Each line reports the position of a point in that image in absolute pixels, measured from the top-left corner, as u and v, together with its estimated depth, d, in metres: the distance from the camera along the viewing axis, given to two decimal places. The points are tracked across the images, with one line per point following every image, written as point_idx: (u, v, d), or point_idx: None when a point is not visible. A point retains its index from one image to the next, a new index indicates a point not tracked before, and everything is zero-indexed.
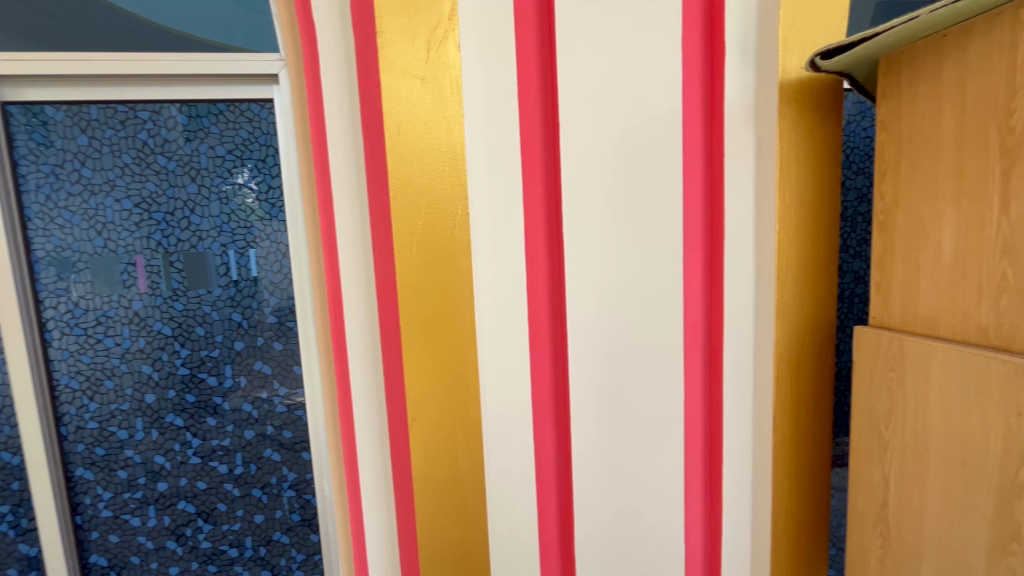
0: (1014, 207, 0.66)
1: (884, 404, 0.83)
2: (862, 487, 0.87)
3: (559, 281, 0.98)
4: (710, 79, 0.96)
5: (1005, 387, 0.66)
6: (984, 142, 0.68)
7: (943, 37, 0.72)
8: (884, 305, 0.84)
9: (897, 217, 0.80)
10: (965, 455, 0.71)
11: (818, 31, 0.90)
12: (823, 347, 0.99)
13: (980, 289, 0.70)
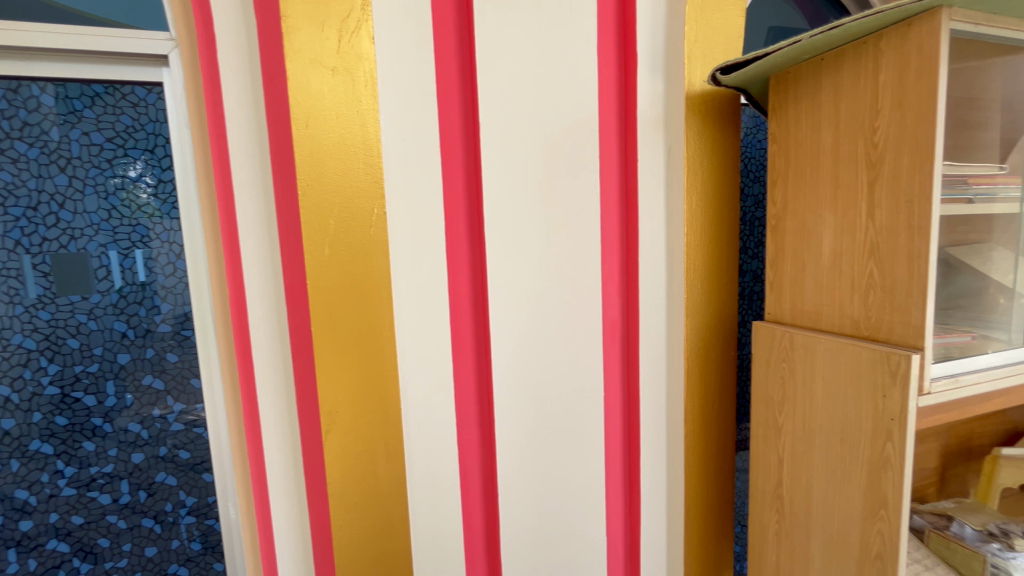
0: (878, 213, 0.74)
1: (778, 392, 0.91)
2: (761, 467, 0.97)
3: (480, 282, 0.97)
4: (623, 87, 1.00)
5: (871, 373, 0.74)
6: (854, 155, 0.77)
7: (821, 60, 0.81)
8: (777, 301, 0.93)
9: (786, 221, 0.89)
10: (843, 435, 0.80)
11: (717, 48, 0.97)
12: (726, 341, 1.07)
13: (852, 286, 0.79)
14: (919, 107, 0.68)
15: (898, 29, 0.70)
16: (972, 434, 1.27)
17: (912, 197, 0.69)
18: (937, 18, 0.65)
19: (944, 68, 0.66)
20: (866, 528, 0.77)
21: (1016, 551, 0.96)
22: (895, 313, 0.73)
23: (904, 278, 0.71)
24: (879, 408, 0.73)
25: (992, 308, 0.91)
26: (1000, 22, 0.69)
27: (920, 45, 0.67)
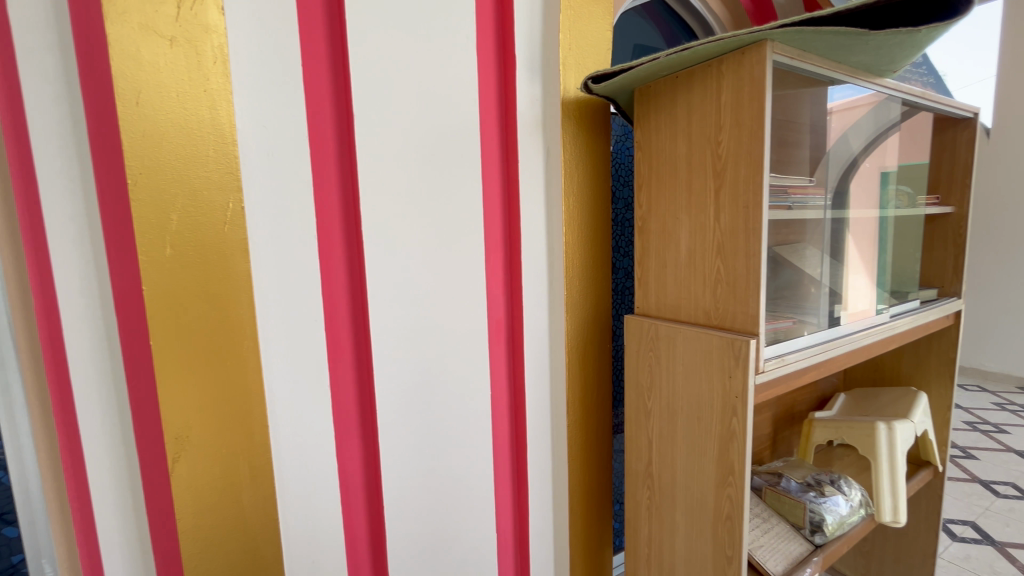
0: (723, 216, 0.84)
1: (647, 378, 0.99)
2: (634, 449, 1.05)
3: (359, 283, 0.90)
4: (504, 90, 1.03)
5: (720, 358, 0.84)
6: (703, 165, 0.86)
7: (675, 78, 0.90)
8: (644, 296, 1.02)
9: (651, 223, 0.98)
10: (699, 413, 0.89)
11: (589, 59, 1.06)
12: (603, 333, 1.16)
13: (704, 281, 0.89)
14: (752, 125, 0.78)
15: (735, 56, 0.80)
16: (794, 402, 1.53)
17: (748, 204, 0.80)
18: (763, 50, 0.75)
19: (770, 93, 0.77)
20: (719, 494, 0.88)
21: (827, 496, 1.17)
22: (737, 305, 0.83)
23: (743, 273, 0.82)
24: (727, 388, 0.84)
25: (804, 296, 1.11)
26: (809, 57, 0.82)
27: (751, 72, 0.77)
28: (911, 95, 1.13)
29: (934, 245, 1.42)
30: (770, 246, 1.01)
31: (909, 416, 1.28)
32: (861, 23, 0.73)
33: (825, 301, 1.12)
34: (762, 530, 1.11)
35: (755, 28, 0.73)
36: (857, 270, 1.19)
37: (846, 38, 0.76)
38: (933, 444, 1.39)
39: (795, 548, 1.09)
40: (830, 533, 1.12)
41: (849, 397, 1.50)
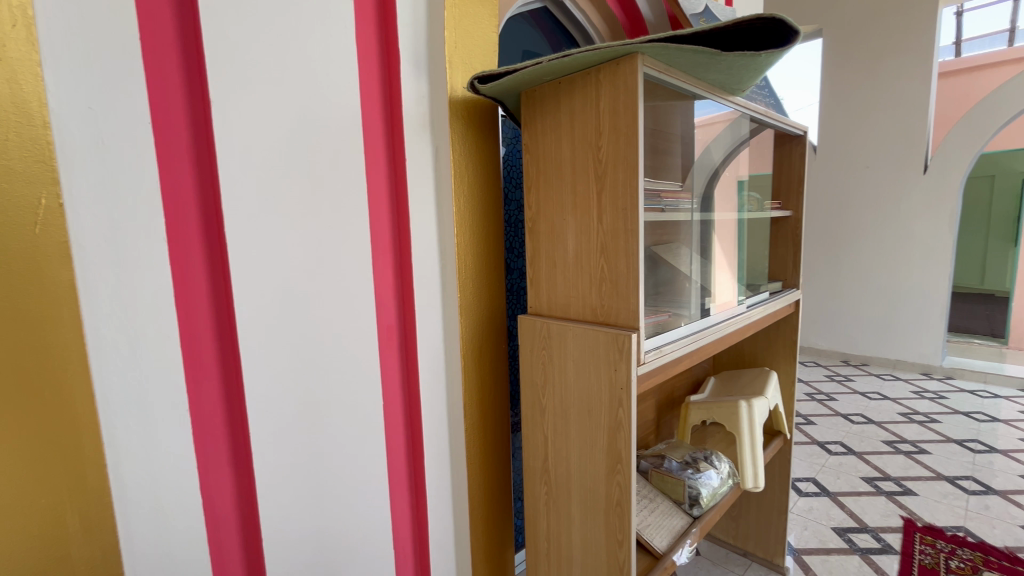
0: (605, 217, 0.88)
1: (540, 377, 1.02)
2: (531, 447, 1.07)
3: (223, 292, 0.80)
4: (389, 84, 0.98)
5: (606, 352, 0.88)
6: (586, 168, 0.90)
7: (558, 84, 0.93)
8: (537, 295, 1.04)
9: (540, 224, 1.00)
10: (589, 407, 0.93)
11: (476, 59, 1.06)
12: (498, 335, 1.17)
13: (590, 280, 0.92)
14: (627, 132, 0.83)
15: (610, 66, 0.84)
16: (673, 388, 1.67)
17: (626, 206, 0.85)
18: (635, 62, 0.81)
19: (641, 103, 0.83)
20: (609, 481, 0.92)
21: (702, 471, 1.30)
22: (620, 301, 0.88)
23: (624, 271, 0.87)
24: (613, 380, 0.88)
25: (680, 291, 1.21)
26: (674, 73, 0.90)
27: (625, 82, 0.82)
28: (756, 113, 1.30)
29: (779, 244, 1.64)
30: (647, 245, 1.09)
31: (763, 393, 1.46)
32: (715, 44, 0.82)
33: (695, 296, 1.24)
34: (648, 510, 1.19)
35: (627, 40, 0.78)
36: (719, 267, 1.34)
37: (704, 57, 0.84)
38: (782, 415, 1.60)
39: (677, 522, 1.19)
40: (705, 504, 1.24)
41: (717, 380, 1.68)
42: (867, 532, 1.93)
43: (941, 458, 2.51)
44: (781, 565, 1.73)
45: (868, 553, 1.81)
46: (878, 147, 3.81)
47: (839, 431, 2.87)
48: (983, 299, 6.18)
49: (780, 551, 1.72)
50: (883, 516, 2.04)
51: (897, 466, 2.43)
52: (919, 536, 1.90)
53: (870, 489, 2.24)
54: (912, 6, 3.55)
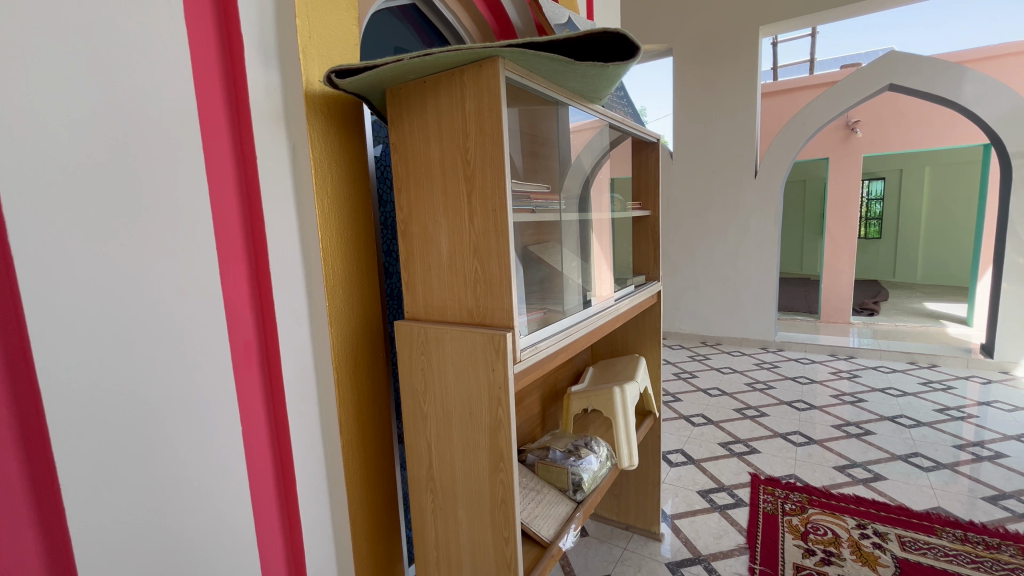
0: (476, 218, 0.88)
1: (421, 383, 0.99)
2: (415, 457, 1.04)
3: (10, 316, 0.65)
4: (232, 73, 0.88)
5: (483, 354, 0.88)
6: (455, 169, 0.89)
7: (424, 82, 0.91)
8: (413, 300, 1.01)
9: (412, 227, 0.98)
10: (470, 409, 0.93)
11: (334, 52, 1.00)
12: (375, 342, 1.12)
13: (465, 281, 0.92)
14: (493, 134, 0.84)
15: (473, 68, 0.84)
16: (556, 381, 1.75)
17: (495, 207, 0.85)
18: (496, 65, 0.82)
19: (505, 105, 0.84)
20: (493, 481, 0.93)
21: (582, 457, 1.37)
22: (495, 301, 0.89)
23: (497, 272, 0.88)
24: (492, 381, 0.89)
25: (568, 287, 1.31)
26: (535, 78, 0.93)
27: (488, 84, 0.83)
28: (614, 121, 1.41)
29: (640, 241, 1.79)
30: (525, 246, 1.13)
31: (634, 378, 1.59)
32: (569, 53, 0.86)
33: (573, 292, 1.32)
34: (535, 502, 1.23)
35: (487, 43, 0.78)
36: (597, 266, 1.47)
37: (560, 65, 0.88)
38: (651, 396, 1.76)
39: (562, 510, 1.24)
40: (587, 488, 1.31)
41: (595, 369, 1.79)
42: (724, 490, 2.21)
43: (777, 418, 2.97)
44: (657, 532, 1.90)
45: (725, 509, 2.07)
46: (720, 155, 4.39)
47: (700, 404, 3.25)
48: (802, 282, 7.46)
49: (656, 519, 1.89)
50: (735, 474, 2.35)
51: (745, 430, 2.82)
52: (762, 487, 2.22)
53: (725, 453, 2.57)
54: (740, 34, 4.14)
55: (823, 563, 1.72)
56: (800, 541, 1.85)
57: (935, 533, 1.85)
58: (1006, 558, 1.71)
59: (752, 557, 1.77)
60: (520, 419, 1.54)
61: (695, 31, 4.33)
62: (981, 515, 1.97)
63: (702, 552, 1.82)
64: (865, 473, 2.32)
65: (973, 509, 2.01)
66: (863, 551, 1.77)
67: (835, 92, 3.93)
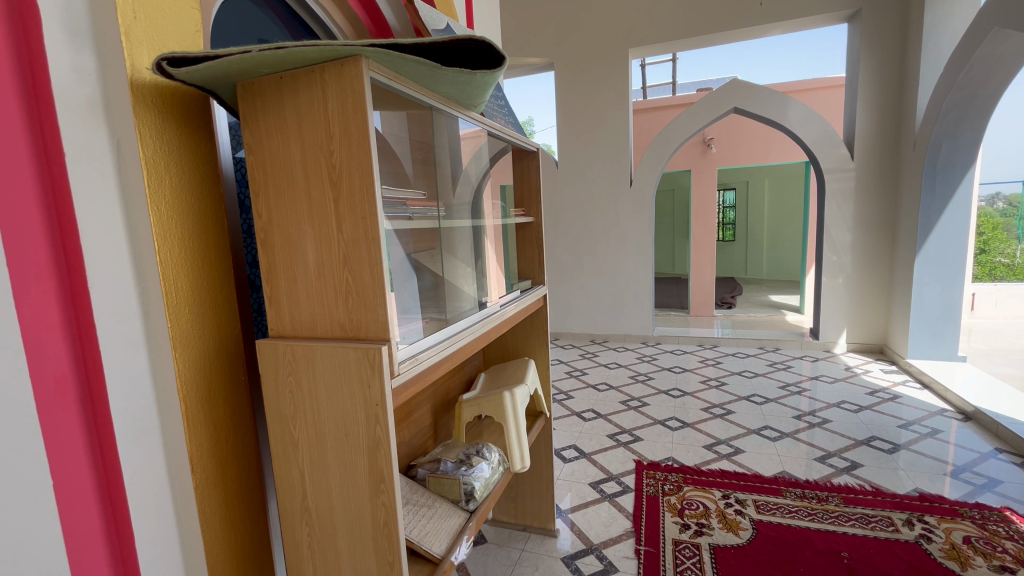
0: (344, 226, 0.83)
1: (290, 407, 0.91)
2: (286, 488, 0.95)
3: None
4: (25, 48, 0.72)
5: (357, 369, 0.83)
6: (320, 175, 0.83)
7: (280, 79, 0.83)
8: (277, 316, 0.92)
9: (273, 235, 0.89)
10: (346, 430, 0.87)
11: (166, 36, 0.87)
12: (233, 364, 1.00)
13: (335, 294, 0.86)
14: (359, 137, 0.79)
15: (334, 65, 0.79)
16: (447, 390, 1.72)
17: (365, 214, 0.81)
18: (360, 65, 0.77)
19: (371, 107, 0.80)
20: (374, 504, 0.87)
21: (474, 466, 1.37)
22: (368, 314, 0.84)
23: (369, 282, 0.83)
24: (368, 398, 0.84)
25: (463, 290, 1.34)
26: (404, 81, 0.90)
27: (351, 84, 0.78)
28: (495, 130, 1.43)
29: (525, 246, 1.83)
30: (406, 253, 1.08)
31: (524, 381, 1.62)
32: (435, 58, 0.85)
33: (458, 299, 1.31)
34: (425, 518, 1.18)
35: (347, 41, 0.74)
36: (492, 266, 1.54)
37: (428, 69, 0.87)
38: (541, 397, 1.81)
39: (454, 522, 1.21)
40: (480, 496, 1.31)
41: (486, 376, 1.79)
42: (612, 479, 2.36)
43: (656, 407, 3.25)
44: (553, 529, 1.95)
45: (613, 497, 2.20)
46: (599, 165, 4.70)
47: (590, 400, 3.43)
48: (674, 280, 8.30)
49: (551, 516, 1.95)
50: (622, 463, 2.51)
51: (629, 420, 3.04)
52: (645, 472, 2.40)
53: (613, 444, 2.74)
54: (612, 55, 4.48)
55: (696, 535, 1.90)
56: (677, 517, 2.02)
57: (782, 495, 2.15)
58: (833, 507, 2.04)
59: (637, 539, 1.90)
60: (409, 434, 1.49)
61: (573, 49, 4.60)
62: (815, 473, 2.33)
63: (593, 542, 1.91)
64: (728, 448, 2.61)
65: (809, 469, 2.37)
66: (729, 519, 1.99)
67: (693, 112, 4.42)
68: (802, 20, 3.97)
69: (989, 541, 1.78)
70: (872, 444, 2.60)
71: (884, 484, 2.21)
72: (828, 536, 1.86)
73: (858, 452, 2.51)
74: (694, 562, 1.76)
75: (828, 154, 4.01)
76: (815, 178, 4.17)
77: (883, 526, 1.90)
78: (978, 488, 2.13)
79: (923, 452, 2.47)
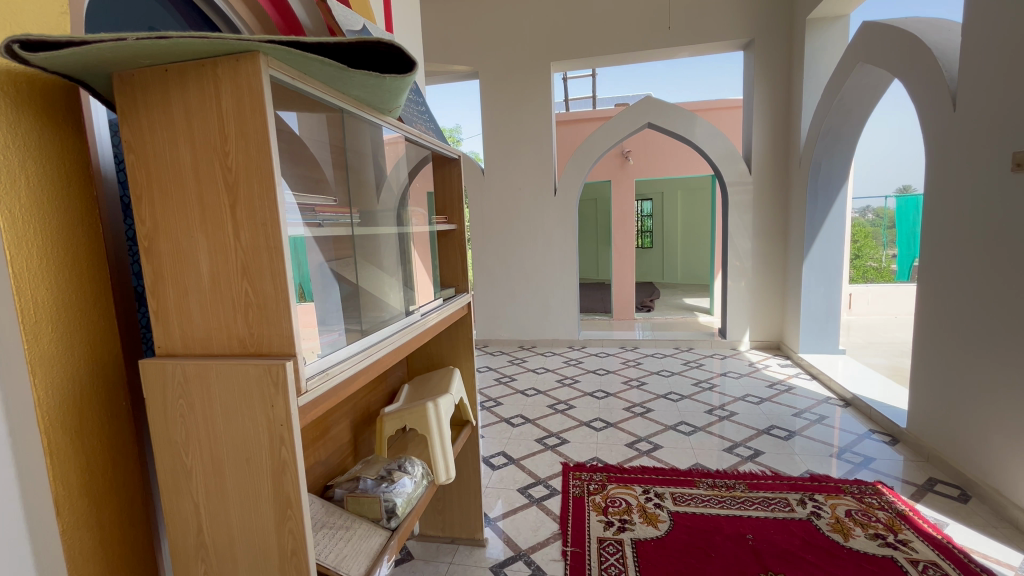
0: (242, 233, 0.76)
1: (181, 433, 0.83)
2: (177, 524, 0.85)
3: None
4: None
5: (259, 388, 0.77)
6: (213, 177, 0.77)
7: (165, 72, 0.76)
8: (166, 333, 0.83)
9: (159, 243, 0.80)
10: (246, 454, 0.80)
11: (22, 16, 0.77)
12: (111, 389, 0.89)
13: (232, 306, 0.79)
14: (257, 138, 0.74)
15: (228, 61, 0.73)
16: (368, 404, 1.65)
17: (266, 221, 0.75)
18: (256, 61, 0.72)
19: (271, 107, 0.75)
20: (281, 532, 0.81)
21: (395, 482, 1.33)
22: (270, 327, 0.78)
23: (272, 294, 0.77)
24: (271, 419, 0.78)
25: (389, 299, 1.33)
26: (310, 82, 0.86)
27: (248, 81, 0.73)
28: (415, 137, 1.40)
29: (448, 254, 1.81)
30: (325, 260, 1.10)
31: (449, 391, 1.59)
32: (342, 59, 0.82)
33: (379, 308, 1.27)
34: (342, 540, 1.12)
35: (240, 35, 0.69)
36: (418, 273, 1.51)
37: (335, 69, 0.83)
38: (467, 406, 1.79)
39: (375, 541, 1.15)
40: (402, 513, 1.26)
41: (411, 387, 1.75)
42: (540, 484, 2.38)
43: (581, 409, 3.35)
44: (482, 539, 1.94)
45: (541, 501, 2.23)
46: (524, 173, 4.79)
47: (519, 405, 3.46)
48: (599, 285, 8.64)
49: (479, 526, 1.93)
50: (549, 466, 2.56)
51: (556, 424, 3.09)
52: (572, 473, 2.46)
53: (540, 448, 2.77)
54: (535, 66, 4.59)
55: (619, 531, 1.97)
56: (601, 516, 2.09)
57: (696, 485, 2.29)
58: (740, 494, 2.21)
59: (564, 541, 1.94)
60: (327, 452, 1.41)
61: (497, 58, 4.66)
62: (724, 463, 2.51)
63: (522, 548, 1.92)
64: (648, 445, 2.75)
65: (718, 459, 2.55)
66: (649, 513, 2.09)
67: (611, 126, 4.65)
68: (706, 46, 4.33)
69: (865, 513, 2.02)
70: (772, 432, 2.85)
71: (781, 468, 2.43)
72: (735, 520, 2.01)
73: (760, 441, 2.75)
74: (617, 558, 1.82)
75: (730, 169, 4.39)
76: (721, 191, 4.55)
77: (780, 507, 2.09)
78: (857, 467, 2.41)
79: (814, 437, 2.75)
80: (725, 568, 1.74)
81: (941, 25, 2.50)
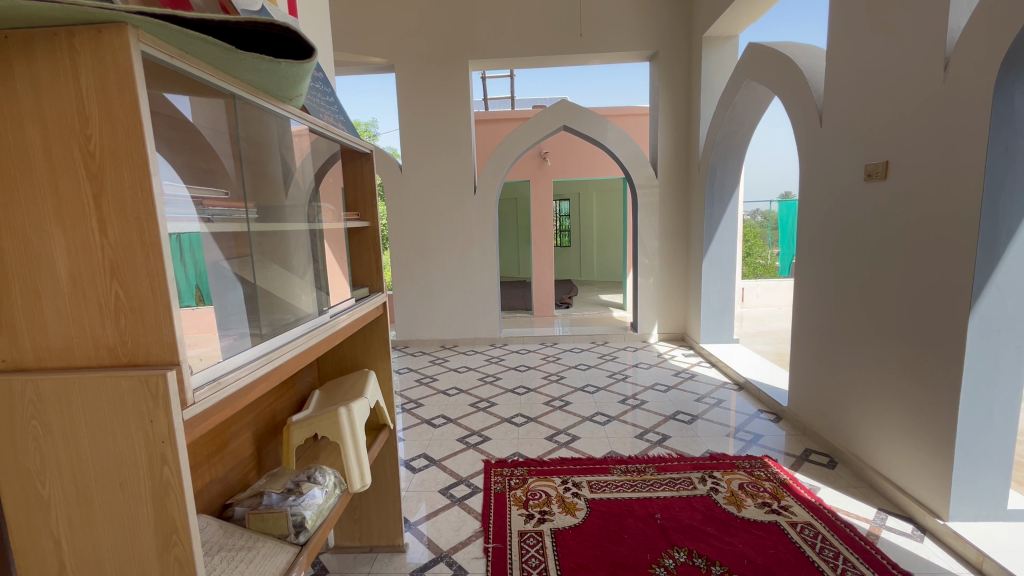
0: (109, 229, 0.67)
1: (35, 459, 0.71)
2: (32, 564, 0.74)
3: None
4: None
5: (134, 402, 0.68)
6: (72, 164, 0.67)
7: (5, 40, 0.65)
8: (12, 344, 0.71)
9: (3, 240, 0.69)
10: (121, 477, 0.71)
11: None
12: None
13: (100, 311, 0.70)
14: (127, 122, 0.66)
15: (88, 32, 0.64)
16: (273, 414, 1.54)
17: (140, 214, 0.67)
18: (124, 34, 0.64)
19: (144, 86, 0.67)
20: (165, 560, 0.73)
21: (304, 494, 1.25)
22: (148, 334, 0.69)
23: (149, 295, 0.69)
24: (150, 436, 0.69)
25: (296, 301, 1.23)
26: (195, 62, 0.78)
27: (113, 54, 0.64)
28: (321, 129, 1.32)
29: (360, 252, 1.73)
30: (222, 258, 1.04)
31: (363, 395, 1.52)
32: (230, 39, 0.75)
33: (282, 311, 1.18)
34: (243, 563, 1.03)
35: (103, 3, 0.60)
36: (328, 271, 1.43)
37: (221, 51, 0.76)
38: (383, 410, 1.73)
39: (281, 559, 1.08)
40: (312, 526, 1.19)
41: (321, 393, 1.65)
42: (462, 483, 2.37)
43: (502, 405, 3.38)
44: (402, 544, 1.89)
45: (463, 500, 2.22)
46: (444, 171, 4.73)
47: (440, 406, 3.42)
48: (519, 283, 8.79)
49: (399, 532, 1.88)
50: (471, 464, 2.56)
51: (478, 422, 3.10)
52: (493, 470, 2.48)
53: (462, 447, 2.76)
54: (453, 63, 4.56)
55: (539, 523, 2.02)
56: (522, 509, 2.13)
57: (610, 472, 2.41)
58: (649, 476, 2.36)
59: (486, 537, 1.95)
60: (225, 468, 1.29)
61: (414, 52, 4.56)
62: (636, 449, 2.67)
63: (443, 549, 1.90)
64: (566, 437, 2.84)
65: (630, 446, 2.70)
66: (567, 502, 2.16)
67: (528, 127, 4.73)
68: (615, 55, 4.55)
69: (755, 485, 2.25)
70: (677, 418, 3.08)
71: (685, 450, 2.64)
72: (645, 502, 2.14)
73: (667, 426, 2.96)
74: (537, 549, 1.86)
75: (639, 173, 4.66)
76: (631, 193, 4.81)
77: (684, 486, 2.27)
78: (748, 444, 2.68)
79: (713, 420, 3.01)
80: (637, 547, 1.85)
81: (810, 51, 2.85)
